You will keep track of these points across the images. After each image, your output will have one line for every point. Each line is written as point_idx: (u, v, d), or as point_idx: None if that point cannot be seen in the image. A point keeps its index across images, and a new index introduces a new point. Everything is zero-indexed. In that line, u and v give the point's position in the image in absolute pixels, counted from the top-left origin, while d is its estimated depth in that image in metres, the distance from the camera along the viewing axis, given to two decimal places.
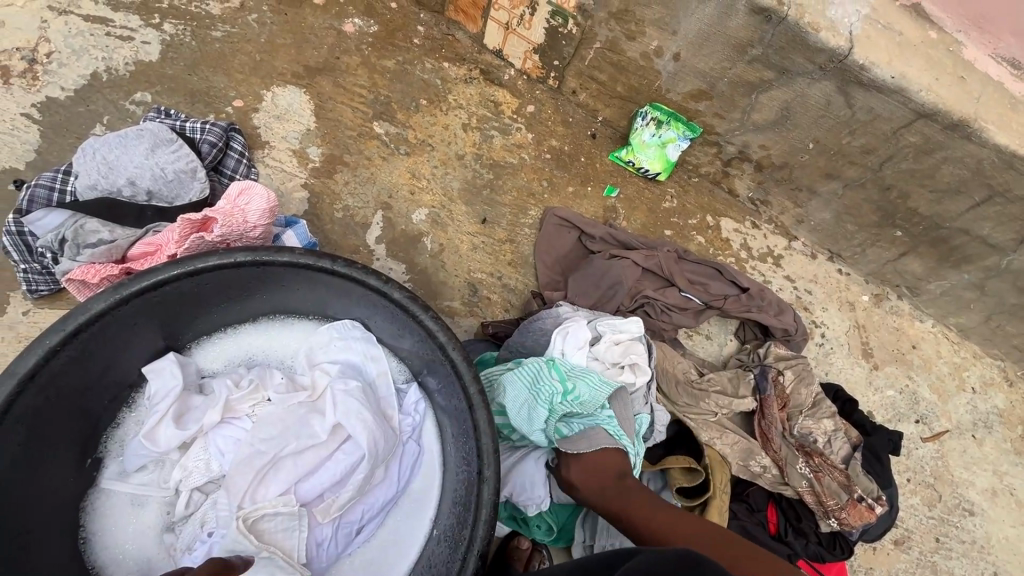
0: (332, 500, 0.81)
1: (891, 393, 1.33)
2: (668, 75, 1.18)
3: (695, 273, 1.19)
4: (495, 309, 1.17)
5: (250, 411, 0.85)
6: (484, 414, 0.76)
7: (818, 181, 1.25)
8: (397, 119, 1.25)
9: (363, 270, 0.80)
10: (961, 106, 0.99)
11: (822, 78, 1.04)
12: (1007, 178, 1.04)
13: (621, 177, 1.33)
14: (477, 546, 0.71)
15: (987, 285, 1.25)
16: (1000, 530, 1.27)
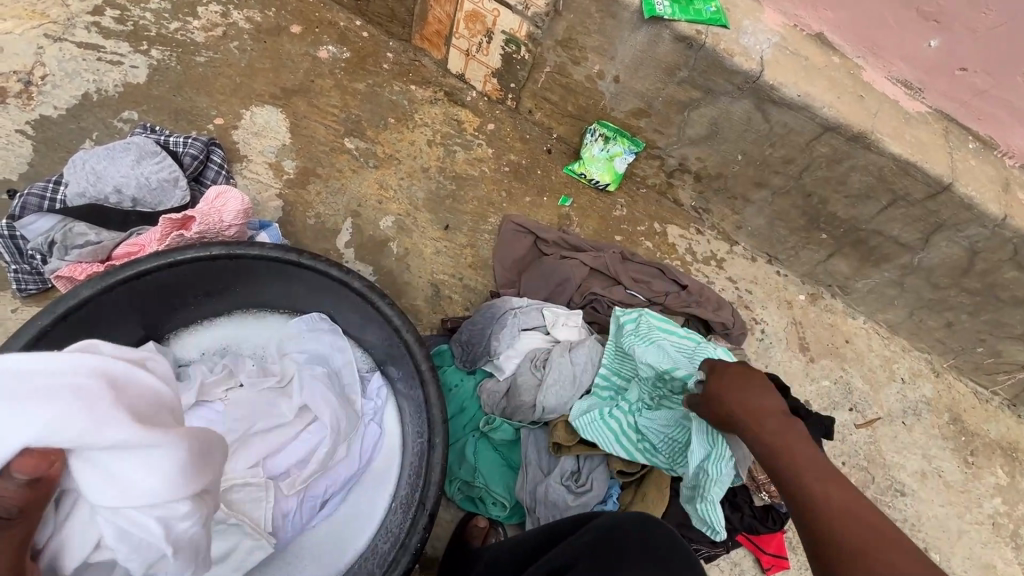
0: (298, 474, 0.90)
1: (827, 383, 1.44)
2: (611, 95, 1.32)
3: (638, 272, 1.31)
4: (456, 307, 1.26)
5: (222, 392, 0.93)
6: (433, 387, 0.86)
7: (750, 190, 1.38)
8: (367, 135, 1.36)
9: (326, 262, 0.89)
10: (860, 120, 1.13)
11: (741, 97, 1.17)
12: (905, 183, 1.17)
13: (575, 187, 1.45)
14: (428, 505, 0.79)
15: (905, 282, 1.38)
16: (930, 509, 1.37)
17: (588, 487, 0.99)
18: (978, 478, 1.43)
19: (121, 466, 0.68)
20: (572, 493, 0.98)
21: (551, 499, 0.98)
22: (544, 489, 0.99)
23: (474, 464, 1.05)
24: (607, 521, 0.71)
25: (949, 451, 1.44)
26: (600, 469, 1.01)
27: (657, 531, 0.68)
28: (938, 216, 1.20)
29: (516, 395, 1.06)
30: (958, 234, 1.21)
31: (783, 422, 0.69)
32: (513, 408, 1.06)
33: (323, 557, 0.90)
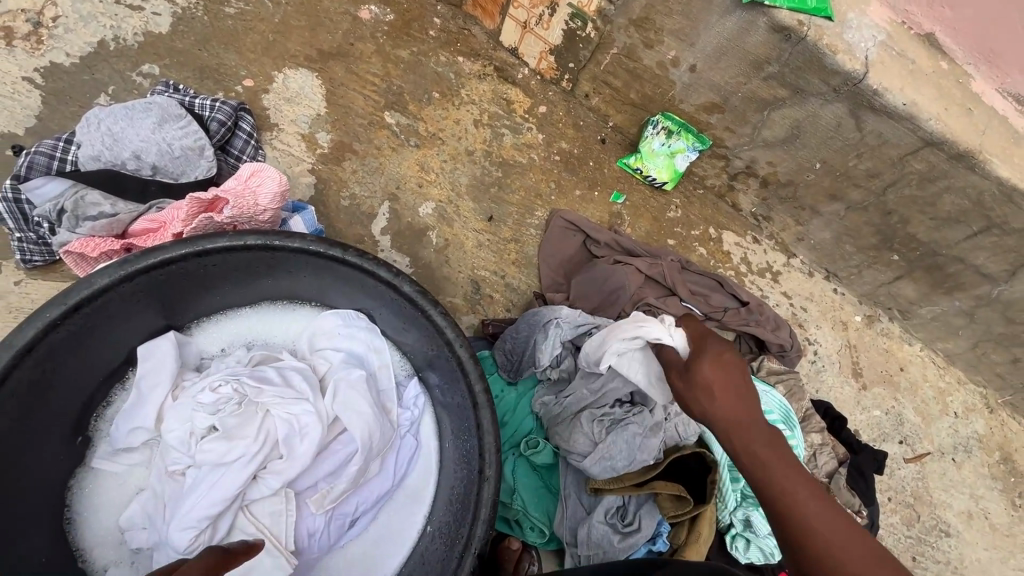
0: (328, 491, 0.81)
1: (877, 413, 1.35)
2: (682, 85, 1.19)
3: (697, 284, 1.20)
4: (497, 308, 1.16)
5: (233, 402, 0.78)
6: (488, 412, 0.75)
7: (822, 202, 1.27)
8: (409, 110, 1.24)
9: (374, 261, 0.79)
10: (968, 137, 1.01)
11: (835, 100, 1.05)
12: (1005, 210, 1.06)
13: (628, 183, 1.34)
14: (475, 545, 0.71)
15: (976, 314, 1.28)
16: (973, 552, 1.30)
17: (636, 526, 0.89)
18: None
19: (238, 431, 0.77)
20: (618, 533, 0.89)
21: (594, 539, 0.89)
22: (586, 526, 0.90)
23: (512, 484, 0.97)
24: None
25: (998, 493, 1.37)
26: (650, 505, 0.91)
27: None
28: None
29: (564, 427, 0.95)
30: None
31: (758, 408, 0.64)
32: (557, 440, 0.95)
33: None
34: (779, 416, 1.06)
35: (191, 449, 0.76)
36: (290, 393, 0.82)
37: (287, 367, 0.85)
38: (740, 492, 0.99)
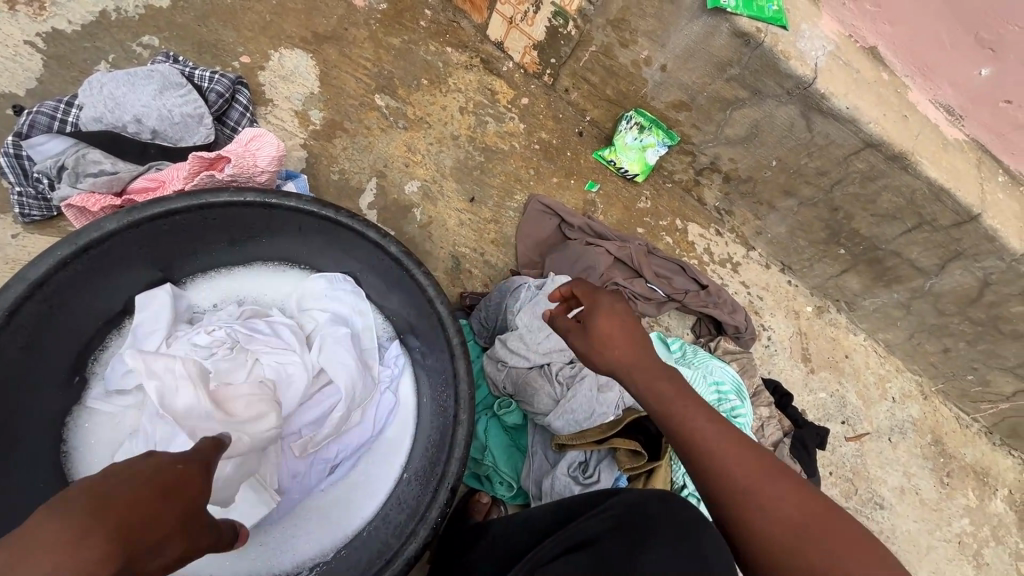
0: (311, 436, 0.86)
1: (823, 395, 1.47)
2: (654, 84, 1.29)
3: (660, 267, 1.30)
4: (476, 282, 1.24)
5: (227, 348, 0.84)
6: (464, 362, 0.83)
7: (777, 197, 1.38)
8: (398, 94, 1.31)
9: (364, 223, 0.85)
10: (902, 140, 1.13)
11: (789, 102, 1.16)
12: (934, 208, 1.19)
13: (603, 174, 1.43)
14: (449, 480, 0.77)
15: (912, 305, 1.41)
16: (904, 524, 1.43)
17: (595, 478, 0.97)
18: (951, 499, 1.49)
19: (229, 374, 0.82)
20: (579, 484, 0.97)
21: (557, 490, 0.97)
22: (549, 475, 0.98)
23: (484, 443, 1.05)
24: (636, 497, 0.65)
25: (928, 471, 1.50)
26: (609, 460, 0.99)
27: (704, 530, 0.59)
28: (959, 245, 1.22)
29: (528, 385, 1.02)
30: (975, 265, 1.23)
31: (658, 361, 0.70)
32: (522, 398, 1.02)
33: (329, 524, 0.86)
34: (730, 387, 1.16)
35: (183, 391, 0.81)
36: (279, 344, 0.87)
37: (277, 321, 0.91)
38: None
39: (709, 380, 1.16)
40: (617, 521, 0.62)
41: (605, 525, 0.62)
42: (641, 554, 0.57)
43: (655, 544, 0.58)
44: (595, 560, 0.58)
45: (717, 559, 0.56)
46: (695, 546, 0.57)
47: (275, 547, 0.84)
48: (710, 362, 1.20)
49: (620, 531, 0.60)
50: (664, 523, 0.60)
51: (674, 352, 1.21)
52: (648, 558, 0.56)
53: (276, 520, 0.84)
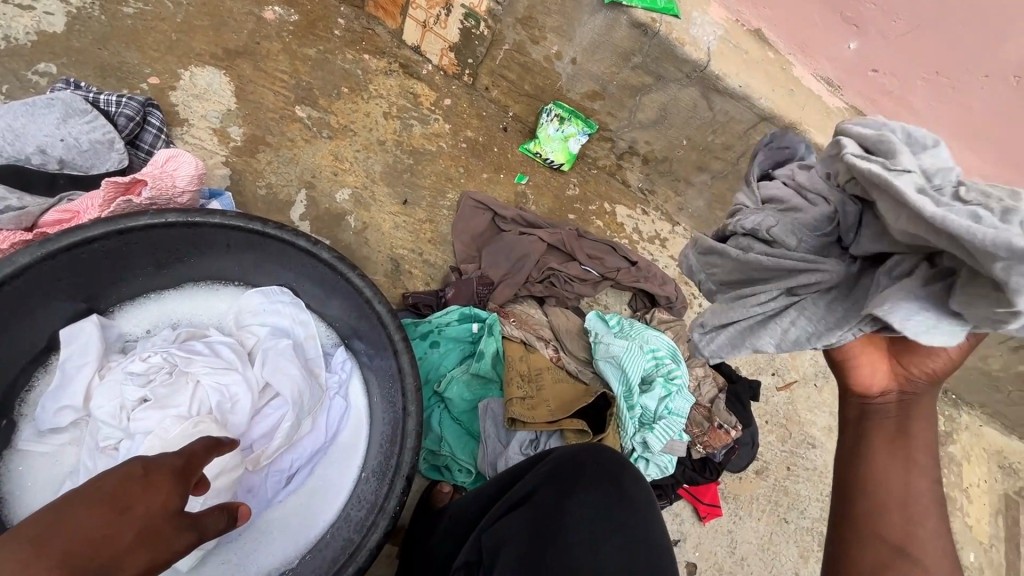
0: (262, 449, 0.86)
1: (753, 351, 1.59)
2: (567, 76, 1.36)
3: (593, 249, 1.37)
4: (417, 281, 1.26)
5: (164, 372, 0.82)
6: (407, 356, 0.86)
7: (692, 173, 1.48)
8: (319, 104, 1.31)
9: (292, 232, 0.86)
10: (791, 112, 1.25)
11: (689, 85, 1.26)
12: None
13: (530, 166, 1.49)
14: (403, 470, 0.80)
15: None
16: (835, 458, 1.57)
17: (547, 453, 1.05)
18: None
19: (168, 400, 0.80)
20: None
21: None
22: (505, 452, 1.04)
23: (440, 434, 1.08)
24: (569, 450, 0.70)
25: None
26: (557, 437, 1.08)
27: (627, 473, 0.68)
28: None
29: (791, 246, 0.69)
30: None
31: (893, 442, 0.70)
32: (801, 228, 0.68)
33: (290, 533, 0.87)
34: (666, 353, 1.25)
35: (123, 420, 0.80)
36: (219, 362, 0.86)
37: (215, 339, 0.90)
38: (635, 420, 1.15)
39: (646, 349, 1.24)
40: (550, 475, 0.67)
41: (540, 481, 0.67)
42: (570, 503, 0.64)
43: (585, 494, 0.65)
44: (532, 517, 0.63)
45: (639, 499, 0.65)
46: (619, 490, 0.65)
47: (239, 563, 0.84)
48: (646, 332, 1.27)
49: (552, 485, 0.66)
50: (593, 474, 0.67)
51: (606, 324, 1.25)
52: (577, 501, 0.64)
53: (234, 537, 0.84)
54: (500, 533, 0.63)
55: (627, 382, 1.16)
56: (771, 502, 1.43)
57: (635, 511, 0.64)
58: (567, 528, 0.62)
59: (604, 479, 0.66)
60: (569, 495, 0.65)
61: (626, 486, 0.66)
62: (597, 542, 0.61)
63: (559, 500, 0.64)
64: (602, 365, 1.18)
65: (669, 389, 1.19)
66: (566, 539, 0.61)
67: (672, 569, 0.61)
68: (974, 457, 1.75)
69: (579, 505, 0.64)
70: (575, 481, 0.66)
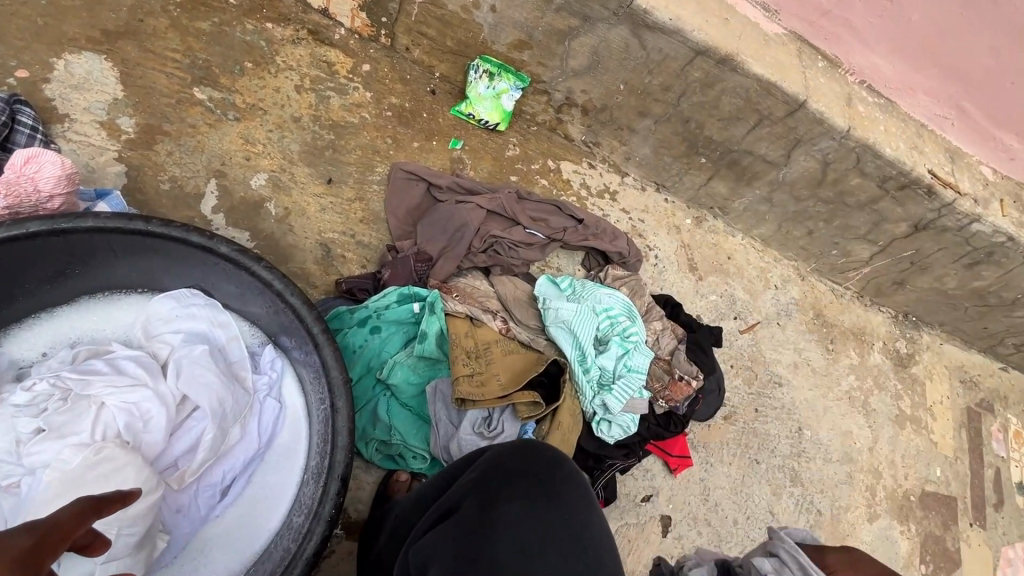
0: (187, 466, 0.81)
1: (714, 297, 1.56)
2: (489, 27, 1.26)
3: (536, 211, 1.31)
4: (352, 265, 1.18)
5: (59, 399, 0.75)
6: (329, 349, 0.80)
7: (634, 119, 1.41)
8: (221, 83, 1.19)
9: (182, 228, 0.78)
10: (725, 44, 1.18)
11: (617, 24, 1.18)
12: (768, 102, 1.26)
13: (465, 129, 1.39)
14: (337, 470, 0.76)
15: (773, 197, 1.51)
16: (802, 394, 1.57)
17: (500, 431, 1.03)
18: (837, 362, 1.66)
19: (67, 429, 0.73)
20: (485, 439, 1.02)
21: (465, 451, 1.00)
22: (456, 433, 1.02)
23: (389, 422, 1.03)
24: (498, 451, 0.67)
25: (815, 342, 1.65)
26: (510, 412, 1.06)
27: (558, 473, 0.65)
28: (796, 132, 1.31)
29: None
30: (813, 148, 1.33)
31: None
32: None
33: (231, 547, 0.83)
34: (621, 310, 1.21)
35: (19, 455, 0.73)
36: (123, 380, 0.79)
37: (119, 355, 0.83)
38: (593, 382, 1.14)
39: (598, 309, 1.20)
40: (479, 480, 0.63)
41: (468, 488, 0.63)
42: (499, 509, 0.61)
43: (514, 499, 0.62)
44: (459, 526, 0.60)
45: (570, 499, 0.63)
46: (550, 492, 0.63)
47: None
48: (599, 291, 1.22)
49: (479, 492, 0.62)
50: (523, 475, 0.64)
51: (555, 287, 1.21)
52: (504, 507, 0.61)
53: (168, 561, 0.80)
54: (425, 548, 0.58)
55: (579, 347, 1.14)
56: (741, 445, 1.43)
57: (567, 513, 0.62)
58: (496, 536, 0.59)
59: (533, 482, 0.64)
60: (496, 501, 0.62)
61: (556, 489, 0.64)
62: (528, 549, 0.58)
63: (485, 507, 0.61)
64: (554, 331, 1.15)
65: (626, 347, 1.17)
66: (495, 549, 0.58)
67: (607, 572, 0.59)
68: (936, 376, 1.78)
69: (507, 512, 0.61)
70: (503, 487, 0.63)
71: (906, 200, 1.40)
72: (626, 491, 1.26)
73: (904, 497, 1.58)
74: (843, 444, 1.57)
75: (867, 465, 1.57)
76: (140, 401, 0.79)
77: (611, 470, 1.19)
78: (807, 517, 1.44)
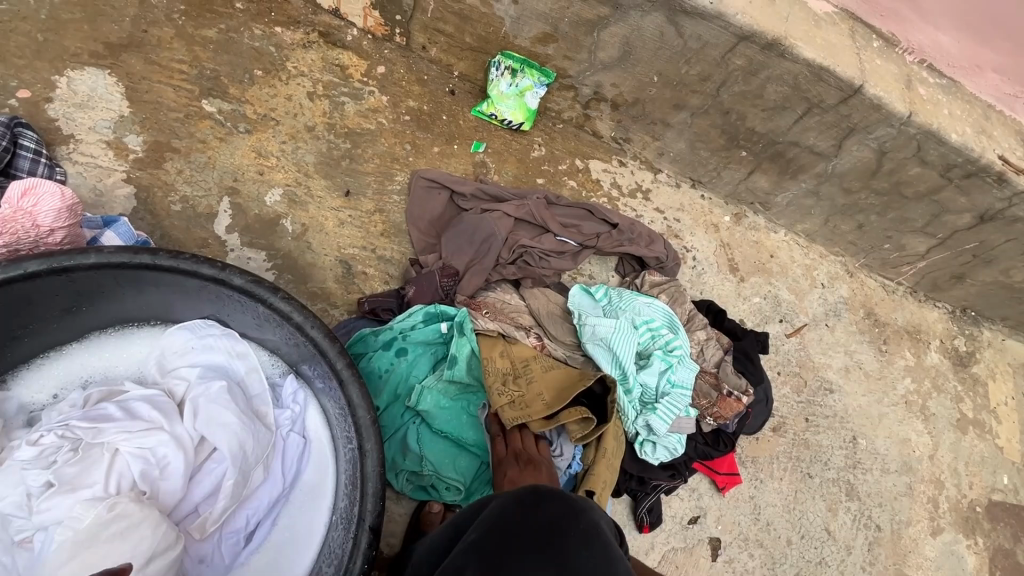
0: (207, 513, 0.75)
1: (757, 300, 1.45)
2: (511, 20, 1.17)
3: (567, 216, 1.22)
4: (374, 282, 1.11)
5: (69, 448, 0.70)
6: (355, 386, 0.73)
7: (669, 113, 1.31)
8: (230, 94, 1.13)
9: (192, 259, 0.72)
10: (772, 27, 1.07)
11: (652, 10, 1.08)
12: (819, 89, 1.15)
13: (487, 131, 1.31)
14: (368, 520, 0.69)
15: (821, 190, 1.40)
16: (855, 401, 1.46)
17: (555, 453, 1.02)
18: (891, 363, 1.54)
19: (78, 481, 0.68)
20: None
21: None
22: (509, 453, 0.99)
23: (419, 453, 0.96)
24: (500, 507, 0.59)
25: (867, 344, 1.54)
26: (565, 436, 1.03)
27: (570, 529, 0.56)
28: (850, 120, 1.19)
29: None
30: (868, 137, 1.21)
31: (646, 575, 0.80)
32: None
33: None
34: (662, 322, 1.12)
35: (30, 510, 0.68)
36: (137, 425, 0.73)
37: (133, 396, 0.77)
38: (635, 402, 1.06)
39: (638, 321, 1.11)
40: (478, 542, 0.56)
41: (466, 553, 0.56)
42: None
43: (518, 563, 0.53)
44: None
45: (585, 560, 0.54)
46: (559, 553, 0.54)
47: None
48: (637, 301, 1.14)
49: (482, 555, 0.54)
50: (530, 532, 0.56)
51: (589, 298, 1.13)
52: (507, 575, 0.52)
53: None
54: None
55: (620, 365, 1.05)
56: (792, 459, 1.33)
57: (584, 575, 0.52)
58: None
59: (536, 542, 0.55)
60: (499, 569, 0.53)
61: (565, 548, 0.54)
62: None
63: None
64: (591, 348, 1.07)
65: (670, 361, 1.08)
66: None
67: None
68: (999, 375, 1.65)
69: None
70: (505, 551, 0.54)
71: (972, 189, 1.27)
72: (671, 513, 1.17)
73: (970, 508, 1.46)
74: (901, 453, 1.46)
75: (928, 476, 1.46)
76: (155, 447, 0.73)
77: (656, 492, 1.11)
78: (866, 534, 1.34)
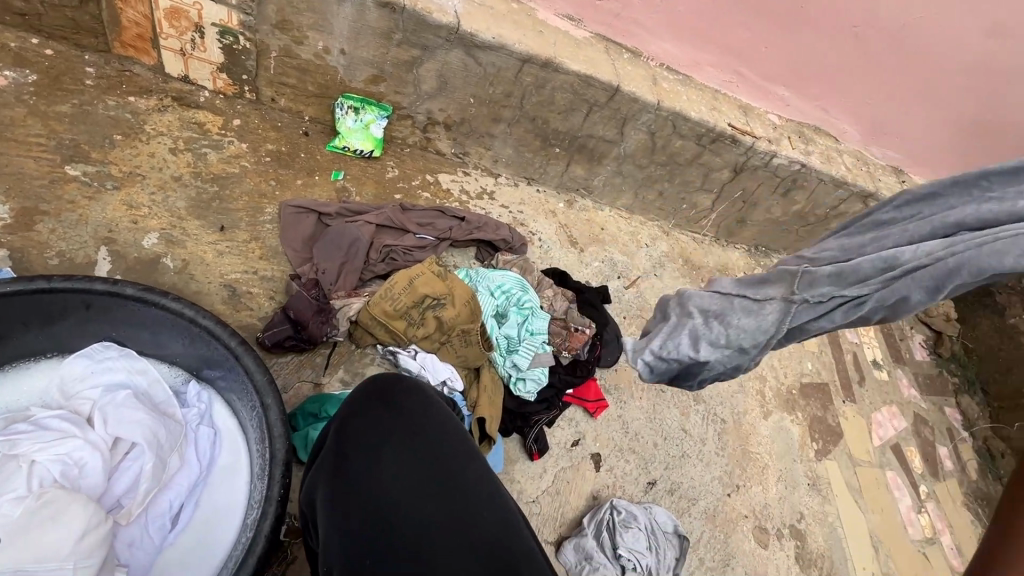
0: (131, 501, 0.85)
1: (596, 264, 1.78)
2: (343, 67, 1.42)
3: (422, 217, 1.47)
4: (260, 299, 1.26)
5: None
6: (248, 356, 0.89)
7: (491, 126, 1.62)
8: (93, 158, 1.24)
9: (85, 279, 0.85)
10: (543, 50, 1.43)
11: (452, 48, 1.39)
12: (592, 92, 1.52)
13: (343, 161, 1.53)
14: (280, 456, 0.85)
15: (623, 170, 1.78)
16: None
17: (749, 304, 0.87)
18: None
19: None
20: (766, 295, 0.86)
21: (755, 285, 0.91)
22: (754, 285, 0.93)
23: None
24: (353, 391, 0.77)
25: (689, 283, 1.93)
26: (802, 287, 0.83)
27: (397, 387, 0.75)
28: (621, 112, 1.58)
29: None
30: (637, 123, 1.61)
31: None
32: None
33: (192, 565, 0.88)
34: (513, 286, 1.41)
35: None
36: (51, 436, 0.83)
37: (42, 416, 0.86)
38: (501, 349, 1.36)
39: (494, 288, 1.40)
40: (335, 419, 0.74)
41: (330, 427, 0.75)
42: (350, 429, 0.71)
43: (361, 420, 0.72)
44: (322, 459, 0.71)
45: (410, 403, 0.73)
46: (390, 404, 0.73)
47: None
48: (492, 273, 1.43)
49: (338, 424, 0.73)
50: (365, 398, 0.74)
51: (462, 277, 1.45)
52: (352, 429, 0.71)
53: None
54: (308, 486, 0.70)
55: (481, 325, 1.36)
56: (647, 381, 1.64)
57: (410, 411, 0.72)
58: (350, 454, 0.69)
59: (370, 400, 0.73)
60: (348, 426, 0.72)
61: (395, 397, 0.73)
62: (377, 450, 0.69)
63: (339, 433, 0.72)
64: None
65: (524, 314, 1.38)
66: (350, 463, 0.68)
67: (451, 449, 0.69)
68: None
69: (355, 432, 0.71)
70: (353, 415, 0.73)
71: (720, 150, 1.72)
72: (555, 440, 1.41)
73: (788, 392, 1.87)
74: None
75: (754, 374, 1.85)
76: (72, 449, 0.82)
77: (538, 423, 1.35)
78: (715, 427, 1.67)
